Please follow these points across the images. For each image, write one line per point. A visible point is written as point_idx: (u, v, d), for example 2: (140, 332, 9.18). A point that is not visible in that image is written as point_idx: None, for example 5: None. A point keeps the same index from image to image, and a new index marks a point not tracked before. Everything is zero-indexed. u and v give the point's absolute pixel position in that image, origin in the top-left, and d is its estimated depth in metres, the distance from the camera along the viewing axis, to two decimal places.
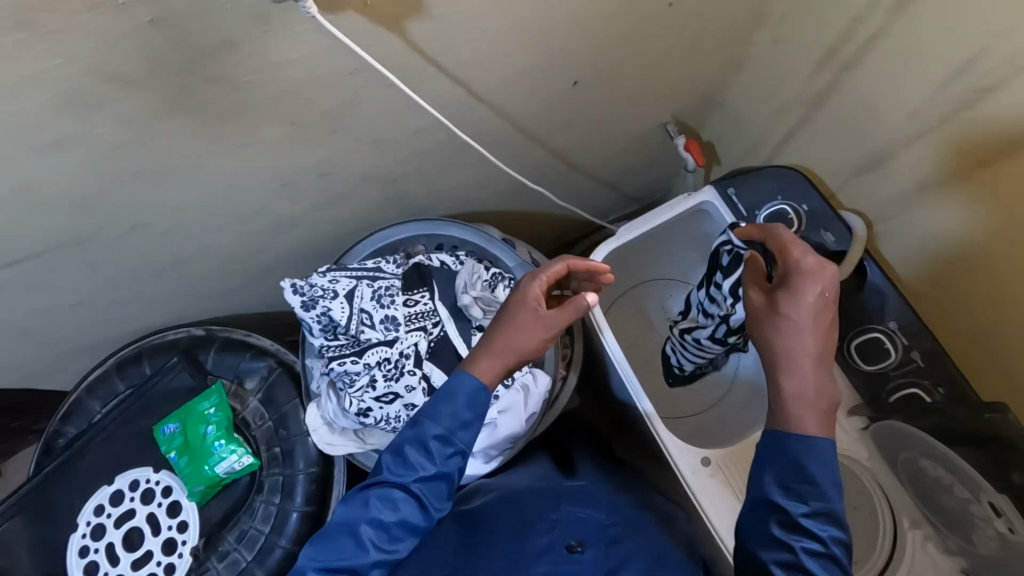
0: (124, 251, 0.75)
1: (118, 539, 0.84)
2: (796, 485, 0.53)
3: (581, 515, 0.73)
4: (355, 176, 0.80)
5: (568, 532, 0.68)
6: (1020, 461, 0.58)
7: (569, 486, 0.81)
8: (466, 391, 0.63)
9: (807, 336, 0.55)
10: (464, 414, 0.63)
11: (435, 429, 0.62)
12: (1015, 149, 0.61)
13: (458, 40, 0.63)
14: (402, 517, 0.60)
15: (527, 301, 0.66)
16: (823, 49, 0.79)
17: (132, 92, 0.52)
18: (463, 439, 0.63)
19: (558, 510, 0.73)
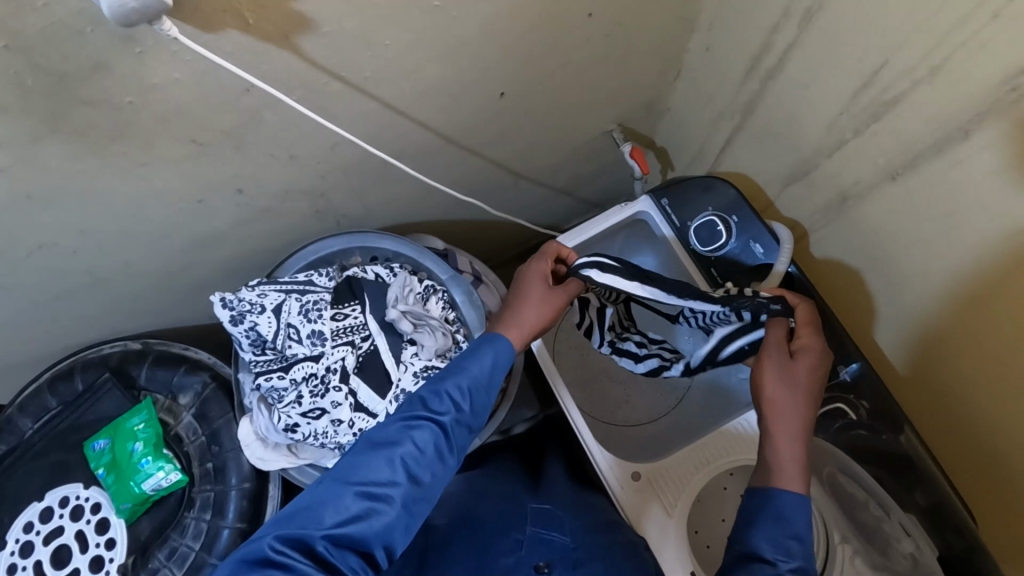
0: (37, 270, 0.74)
1: (46, 557, 0.83)
2: (783, 544, 0.56)
3: (545, 536, 0.74)
4: (278, 191, 0.80)
5: (533, 552, 0.70)
6: (921, 478, 0.68)
7: (534, 506, 0.80)
8: (506, 358, 0.69)
9: (802, 403, 0.63)
10: (495, 374, 0.67)
11: (466, 380, 0.66)
12: (922, 163, 0.61)
13: (358, 55, 0.63)
14: (428, 456, 0.62)
15: (543, 279, 0.75)
16: (748, 59, 0.78)
17: (4, 118, 0.51)
18: (488, 392, 0.67)
19: (523, 530, 0.75)
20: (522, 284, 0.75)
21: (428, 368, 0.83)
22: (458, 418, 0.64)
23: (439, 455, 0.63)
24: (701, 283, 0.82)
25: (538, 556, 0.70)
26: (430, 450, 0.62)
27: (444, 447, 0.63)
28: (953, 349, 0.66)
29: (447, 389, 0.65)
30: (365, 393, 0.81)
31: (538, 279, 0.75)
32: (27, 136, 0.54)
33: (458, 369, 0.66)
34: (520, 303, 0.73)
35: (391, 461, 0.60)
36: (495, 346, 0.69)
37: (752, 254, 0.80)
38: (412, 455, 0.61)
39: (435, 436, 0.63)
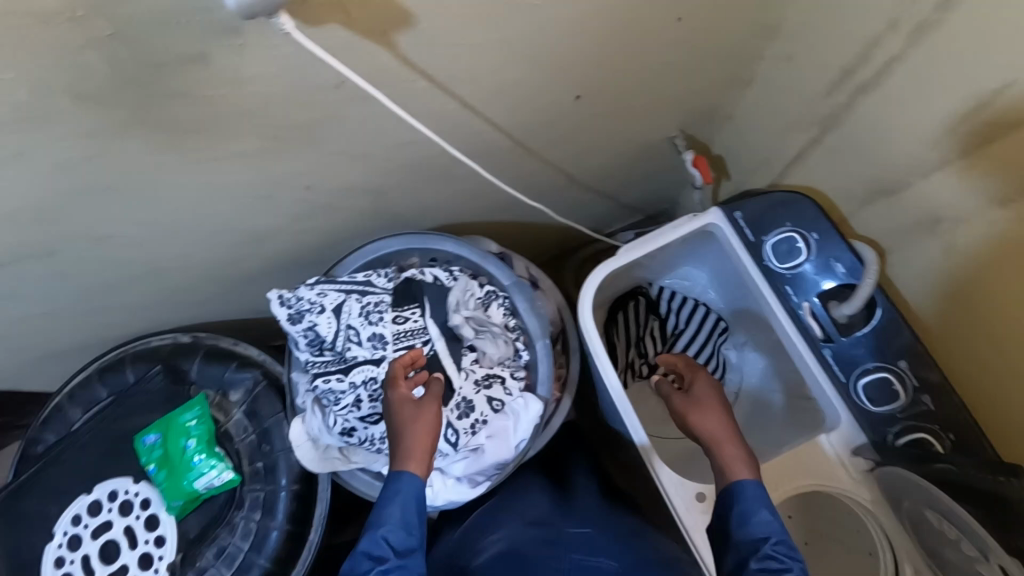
0: (98, 262, 0.71)
1: (95, 551, 0.82)
2: (755, 530, 0.65)
3: (589, 563, 0.65)
4: (344, 188, 0.77)
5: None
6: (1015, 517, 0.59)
7: (570, 531, 0.72)
8: (416, 488, 0.66)
9: (715, 425, 0.73)
10: (411, 514, 0.66)
11: (392, 518, 0.65)
12: None
13: (450, 54, 0.60)
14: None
15: (401, 400, 0.71)
16: (837, 70, 0.75)
17: (95, 110, 0.48)
18: (416, 525, 0.66)
19: (563, 559, 0.66)
20: (388, 416, 0.71)
21: (489, 376, 0.81)
22: (382, 569, 0.62)
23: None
24: (774, 302, 0.82)
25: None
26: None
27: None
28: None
29: (377, 536, 0.63)
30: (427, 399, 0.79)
31: (401, 401, 0.71)
32: (113, 128, 0.51)
33: (376, 521, 0.65)
34: (403, 432, 0.68)
35: None
36: (399, 488, 0.66)
37: (834, 275, 0.77)
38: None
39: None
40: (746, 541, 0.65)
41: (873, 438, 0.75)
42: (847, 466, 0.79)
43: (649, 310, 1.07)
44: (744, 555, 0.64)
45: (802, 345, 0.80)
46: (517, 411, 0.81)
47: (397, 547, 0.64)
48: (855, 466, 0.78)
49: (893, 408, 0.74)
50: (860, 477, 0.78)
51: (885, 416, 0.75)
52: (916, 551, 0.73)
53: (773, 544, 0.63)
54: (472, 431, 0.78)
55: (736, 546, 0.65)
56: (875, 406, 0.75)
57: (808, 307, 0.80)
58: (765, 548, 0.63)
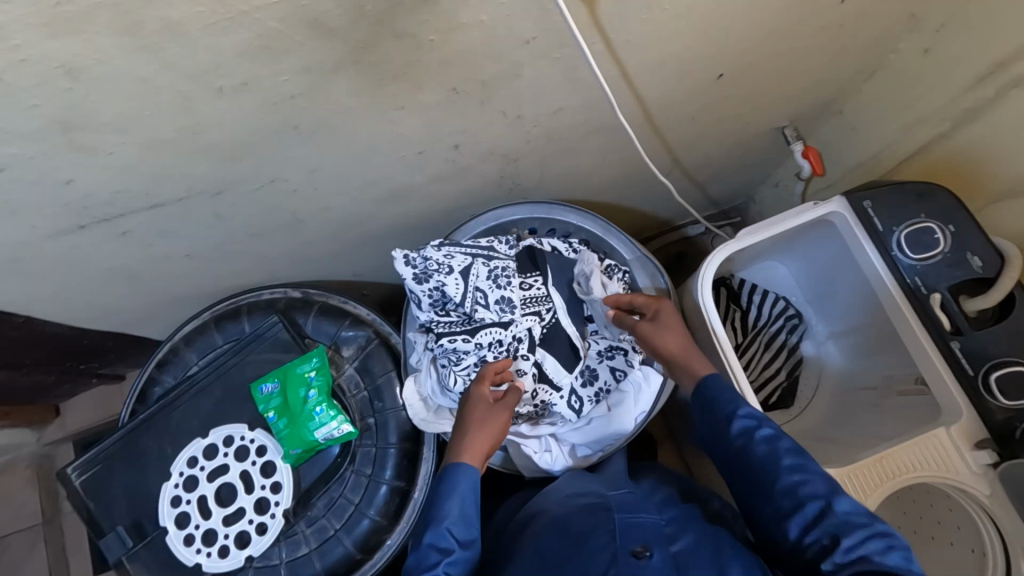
0: (253, 205, 0.73)
1: (211, 493, 0.84)
2: (743, 419, 0.69)
3: (633, 520, 0.66)
4: (486, 150, 0.79)
5: (627, 538, 0.63)
6: None
7: (613, 495, 0.73)
8: (473, 479, 0.68)
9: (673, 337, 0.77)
10: (470, 505, 0.66)
11: (452, 512, 0.64)
12: None
13: (636, 18, 0.61)
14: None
15: (478, 402, 0.75)
16: (988, 64, 0.76)
17: (325, 40, 0.49)
18: (472, 517, 0.66)
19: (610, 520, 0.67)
20: (464, 409, 0.76)
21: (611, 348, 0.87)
22: (450, 560, 0.61)
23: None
24: (897, 294, 0.82)
25: (633, 540, 0.63)
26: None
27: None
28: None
29: (440, 529, 0.63)
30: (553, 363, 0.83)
31: (478, 400, 0.76)
32: (331, 64, 0.53)
33: (433, 518, 0.64)
34: (471, 425, 0.72)
35: None
36: (458, 479, 0.67)
37: (968, 268, 0.78)
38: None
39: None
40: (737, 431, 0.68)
41: (996, 430, 0.76)
42: (965, 457, 0.78)
43: (730, 299, 1.17)
44: (744, 445, 0.67)
45: (929, 339, 0.80)
46: (638, 383, 0.84)
47: (458, 538, 0.63)
48: (974, 460, 0.77)
49: (1022, 402, 0.74)
50: (980, 472, 0.77)
51: (1015, 410, 0.75)
52: None
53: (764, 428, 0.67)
54: (595, 398, 0.85)
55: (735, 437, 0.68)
56: (1005, 399, 0.75)
57: (938, 297, 0.79)
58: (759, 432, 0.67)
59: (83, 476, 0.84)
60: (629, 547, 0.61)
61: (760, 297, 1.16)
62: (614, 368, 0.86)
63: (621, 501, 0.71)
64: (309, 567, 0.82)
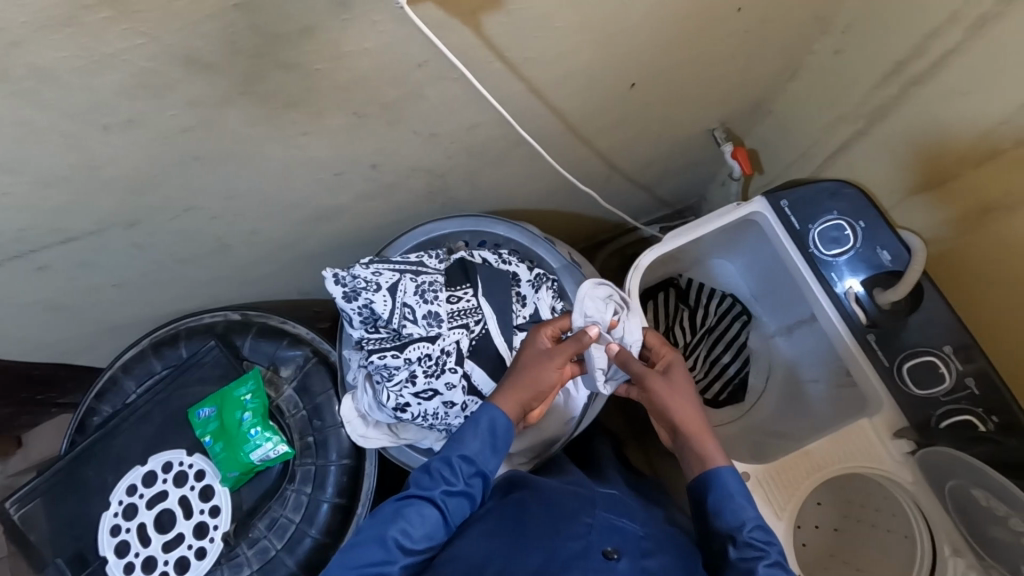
0: (172, 234, 0.73)
1: (150, 520, 0.84)
2: (733, 519, 0.68)
3: (616, 524, 0.73)
4: (408, 168, 0.79)
5: (603, 537, 0.69)
6: None
7: (601, 492, 0.81)
8: (499, 426, 0.73)
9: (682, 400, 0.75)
10: (490, 443, 0.73)
11: (460, 453, 0.72)
12: None
13: (528, 36, 0.62)
14: (421, 531, 0.68)
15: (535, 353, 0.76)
16: (890, 63, 0.78)
17: (206, 75, 0.50)
18: (487, 462, 0.73)
19: (593, 514, 0.74)
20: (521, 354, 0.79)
21: None
22: (449, 488, 0.70)
23: (431, 525, 0.69)
24: (818, 288, 0.84)
25: (608, 541, 0.69)
26: (426, 527, 0.68)
27: (439, 518, 0.69)
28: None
29: (442, 462, 0.71)
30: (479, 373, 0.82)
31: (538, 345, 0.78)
32: (216, 98, 0.53)
33: (459, 441, 0.72)
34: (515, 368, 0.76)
35: (383, 542, 0.65)
36: (487, 418, 0.73)
37: (879, 262, 0.80)
38: (405, 533, 0.67)
39: (430, 512, 0.69)
40: (719, 527, 0.69)
41: (915, 420, 0.78)
42: (889, 447, 0.81)
43: (679, 299, 1.19)
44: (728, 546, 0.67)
45: (845, 329, 0.82)
46: (567, 389, 0.88)
47: (464, 474, 0.71)
48: (898, 448, 0.80)
49: (935, 391, 0.76)
50: (903, 460, 0.80)
51: (930, 399, 0.76)
52: (953, 529, 0.76)
53: (749, 531, 0.66)
54: None
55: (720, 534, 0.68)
56: (920, 389, 0.77)
57: (854, 292, 0.81)
58: (742, 536, 0.66)
59: (29, 505, 0.84)
60: (601, 547, 0.67)
61: (707, 294, 1.17)
62: None
63: (606, 499, 0.79)
64: None
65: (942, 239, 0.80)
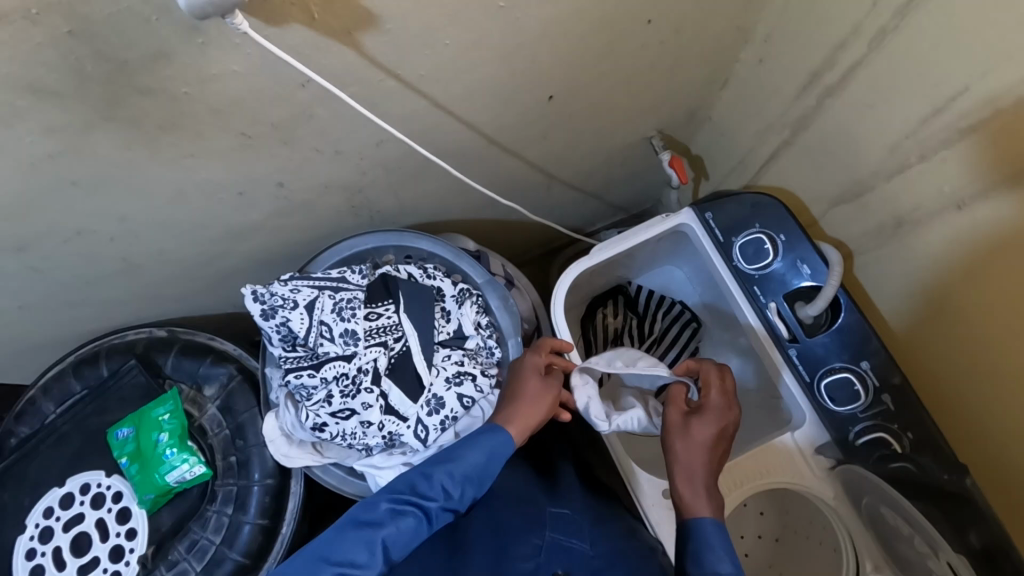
0: (71, 257, 0.72)
1: (65, 544, 0.82)
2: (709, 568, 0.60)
3: (564, 544, 0.72)
4: (322, 184, 0.78)
5: (553, 559, 0.69)
6: (980, 519, 0.60)
7: (552, 511, 0.78)
8: (506, 452, 0.71)
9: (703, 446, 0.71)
10: (493, 467, 0.70)
11: (461, 470, 0.68)
12: (1009, 186, 0.57)
13: (418, 52, 0.61)
14: (406, 542, 0.63)
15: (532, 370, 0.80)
16: (807, 74, 0.77)
17: (58, 103, 0.49)
18: (484, 483, 0.70)
19: (542, 536, 0.72)
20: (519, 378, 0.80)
21: (460, 372, 0.83)
22: (442, 503, 0.66)
23: (417, 537, 0.64)
24: (743, 301, 0.83)
25: (558, 563, 0.69)
26: (410, 537, 0.64)
27: (425, 531, 0.65)
28: (980, 348, 0.66)
29: (440, 476, 0.67)
30: (397, 393, 0.81)
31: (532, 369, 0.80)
32: (75, 123, 0.51)
33: (457, 457, 0.69)
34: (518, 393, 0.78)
35: (370, 546, 0.61)
36: (496, 436, 0.71)
37: (799, 276, 0.79)
38: (391, 542, 0.62)
39: (419, 523, 0.64)
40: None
41: (836, 437, 0.77)
42: (810, 463, 0.79)
43: (627, 307, 1.16)
44: None
45: (768, 344, 0.81)
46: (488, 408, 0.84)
47: (463, 491, 0.68)
48: (818, 465, 0.79)
49: (854, 407, 0.75)
50: (824, 474, 0.79)
51: (848, 416, 0.76)
52: (873, 544, 0.75)
53: None
54: (442, 427, 0.82)
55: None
56: (838, 406, 0.76)
57: (775, 308, 0.80)
58: None
59: None
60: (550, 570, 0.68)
61: (656, 304, 1.15)
62: (463, 394, 0.82)
63: (555, 517, 0.77)
64: None
65: (861, 252, 0.79)
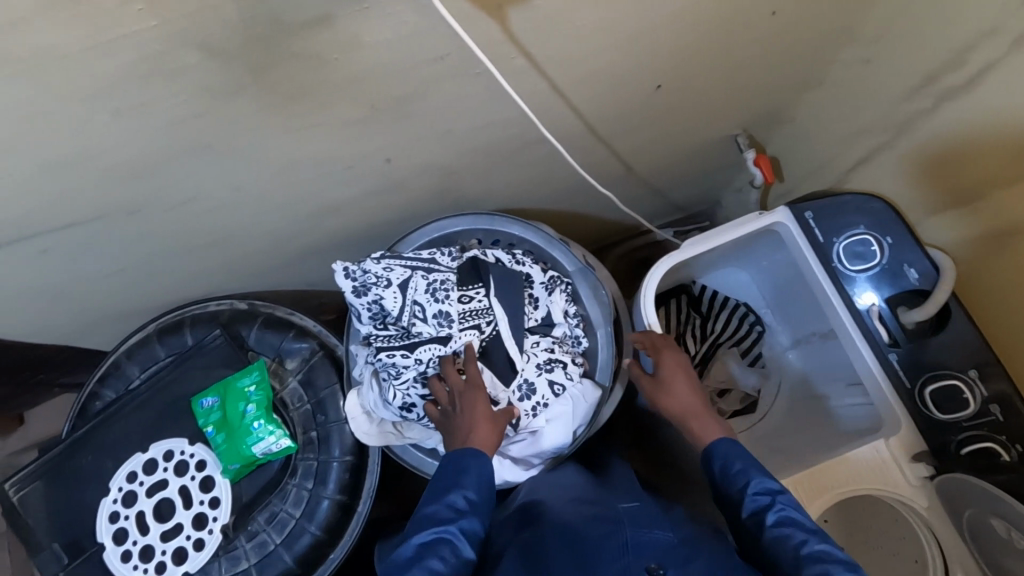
0: (177, 224, 0.71)
1: (149, 509, 0.83)
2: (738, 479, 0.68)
3: (648, 537, 0.65)
4: (421, 164, 0.78)
5: (641, 553, 0.62)
6: None
7: (623, 506, 0.72)
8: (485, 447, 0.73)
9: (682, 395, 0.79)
10: (484, 472, 0.71)
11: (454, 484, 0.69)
12: None
13: (554, 32, 0.60)
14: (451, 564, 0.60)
15: (473, 382, 0.77)
16: (923, 75, 0.75)
17: (218, 63, 0.48)
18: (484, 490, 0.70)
19: (622, 532, 0.65)
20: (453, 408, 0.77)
21: (551, 361, 0.84)
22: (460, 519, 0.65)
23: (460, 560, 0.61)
24: (839, 303, 0.82)
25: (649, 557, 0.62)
26: (454, 561, 0.61)
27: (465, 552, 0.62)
28: None
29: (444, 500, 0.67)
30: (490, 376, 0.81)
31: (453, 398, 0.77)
32: (226, 85, 0.51)
33: (447, 488, 0.69)
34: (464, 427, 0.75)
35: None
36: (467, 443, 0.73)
37: (905, 280, 0.78)
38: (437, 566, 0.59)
39: (451, 544, 0.62)
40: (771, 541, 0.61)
41: (933, 445, 0.76)
42: (905, 470, 0.79)
43: (690, 306, 1.14)
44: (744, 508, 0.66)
45: (867, 349, 0.80)
46: (576, 397, 0.85)
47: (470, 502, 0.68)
48: (913, 473, 0.78)
49: (958, 415, 0.74)
50: (919, 483, 0.78)
51: (951, 424, 0.74)
52: (967, 556, 0.75)
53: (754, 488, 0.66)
54: (533, 413, 0.82)
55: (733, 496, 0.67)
56: (941, 413, 0.75)
57: (876, 310, 0.79)
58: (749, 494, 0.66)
59: (27, 488, 0.83)
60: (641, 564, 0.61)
61: (720, 304, 1.12)
62: (554, 381, 0.83)
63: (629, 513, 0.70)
64: None
65: (965, 260, 0.77)
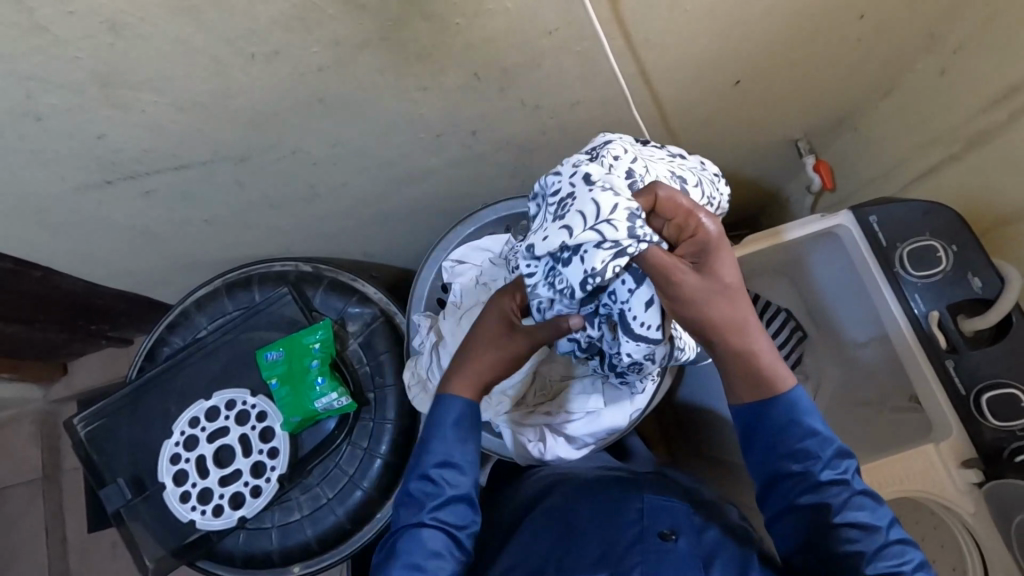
0: (271, 177, 0.74)
1: (209, 454, 0.86)
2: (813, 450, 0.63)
3: (664, 503, 0.70)
4: (503, 138, 0.80)
5: (657, 520, 0.67)
6: None
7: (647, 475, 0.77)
8: (459, 415, 0.66)
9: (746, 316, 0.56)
10: (462, 430, 0.66)
11: (429, 464, 0.66)
12: None
13: (657, 14, 0.62)
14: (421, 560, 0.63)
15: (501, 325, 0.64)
16: (1001, 88, 0.77)
17: (355, 14, 0.51)
18: (465, 457, 0.67)
19: (641, 498, 0.71)
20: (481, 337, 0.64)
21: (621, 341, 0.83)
22: (433, 507, 0.65)
23: (434, 549, 0.64)
24: (895, 307, 0.84)
25: (663, 522, 0.67)
26: (427, 552, 0.64)
27: (443, 534, 0.65)
28: None
29: (412, 487, 0.66)
30: None
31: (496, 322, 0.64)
32: (357, 40, 0.54)
33: (419, 466, 0.67)
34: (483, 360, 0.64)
35: None
36: (442, 410, 0.66)
37: (968, 288, 0.80)
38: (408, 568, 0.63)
39: (420, 537, 0.64)
40: (824, 497, 0.63)
41: (984, 450, 0.76)
42: (953, 477, 0.78)
43: None
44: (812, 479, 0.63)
45: (921, 353, 0.81)
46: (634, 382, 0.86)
47: (444, 479, 0.66)
48: (961, 479, 0.77)
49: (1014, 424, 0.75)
50: (967, 489, 0.77)
51: (1005, 431, 0.76)
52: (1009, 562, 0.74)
53: (826, 466, 0.63)
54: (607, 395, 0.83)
55: (799, 459, 0.63)
56: (997, 420, 0.76)
57: (936, 316, 0.81)
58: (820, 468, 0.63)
59: (89, 429, 0.87)
60: (658, 529, 0.66)
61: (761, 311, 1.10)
62: None
63: (651, 481, 0.75)
64: (300, 532, 0.86)
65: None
